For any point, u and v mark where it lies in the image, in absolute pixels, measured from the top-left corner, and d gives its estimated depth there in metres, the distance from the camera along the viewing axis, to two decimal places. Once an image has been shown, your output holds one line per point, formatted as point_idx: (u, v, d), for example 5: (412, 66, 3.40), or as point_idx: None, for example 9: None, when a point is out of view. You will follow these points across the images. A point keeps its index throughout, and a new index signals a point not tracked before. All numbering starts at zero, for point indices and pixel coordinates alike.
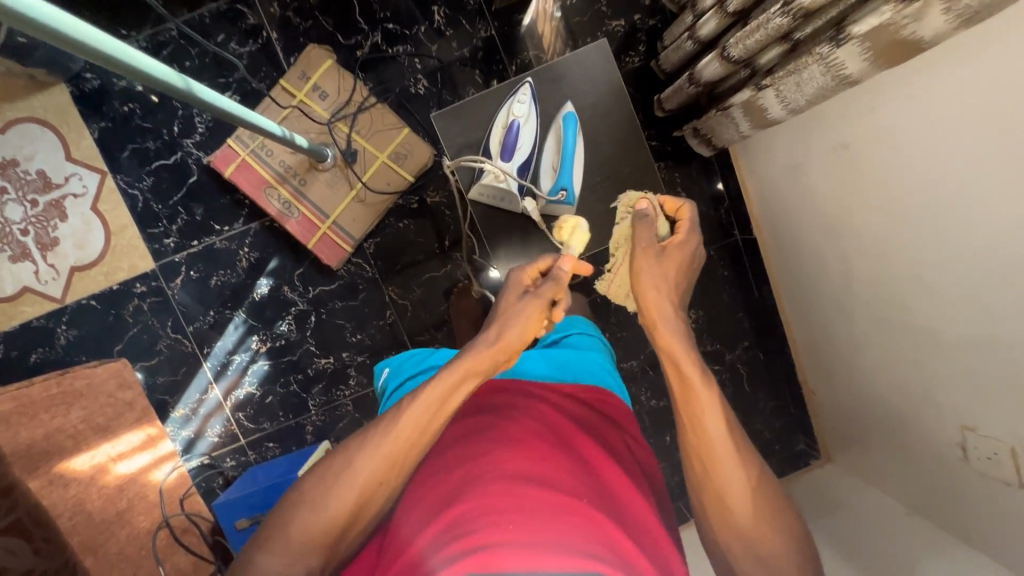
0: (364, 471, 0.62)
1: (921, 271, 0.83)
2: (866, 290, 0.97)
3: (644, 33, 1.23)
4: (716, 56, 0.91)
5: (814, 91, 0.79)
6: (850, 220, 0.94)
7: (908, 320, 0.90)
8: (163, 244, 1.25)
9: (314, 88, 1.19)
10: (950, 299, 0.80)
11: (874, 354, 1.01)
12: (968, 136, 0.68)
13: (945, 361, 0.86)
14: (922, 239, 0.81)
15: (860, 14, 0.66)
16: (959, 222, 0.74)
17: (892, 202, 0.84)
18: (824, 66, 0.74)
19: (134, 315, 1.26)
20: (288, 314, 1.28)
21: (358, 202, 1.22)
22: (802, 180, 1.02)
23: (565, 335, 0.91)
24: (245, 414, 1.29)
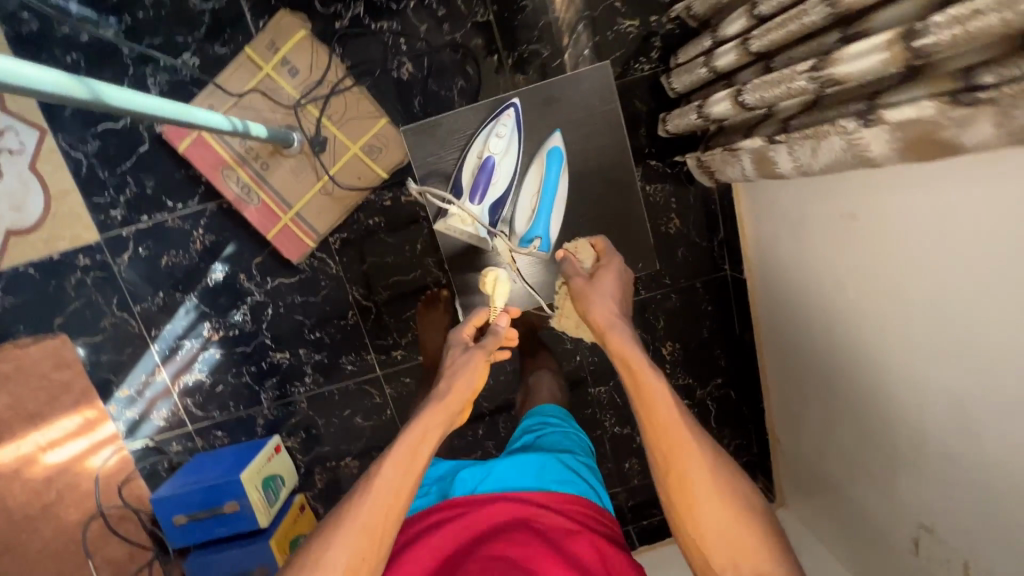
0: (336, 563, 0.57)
1: (906, 366, 0.77)
2: (844, 362, 0.92)
3: (659, 38, 1.10)
4: (730, 97, 0.80)
5: (830, 160, 0.70)
6: (841, 294, 0.88)
7: (883, 412, 0.85)
8: (109, 216, 1.14)
9: (283, 62, 1.06)
10: (931, 402, 0.75)
11: (843, 425, 0.98)
12: (973, 218, 0.61)
13: (912, 456, 0.81)
14: (915, 335, 0.74)
15: (896, 98, 0.56)
16: (954, 320, 0.68)
17: (887, 288, 0.77)
18: (846, 141, 0.64)
19: (76, 289, 1.17)
20: (243, 304, 1.20)
21: (325, 195, 1.12)
22: (803, 235, 0.94)
23: (549, 434, 0.87)
24: (193, 401, 1.24)
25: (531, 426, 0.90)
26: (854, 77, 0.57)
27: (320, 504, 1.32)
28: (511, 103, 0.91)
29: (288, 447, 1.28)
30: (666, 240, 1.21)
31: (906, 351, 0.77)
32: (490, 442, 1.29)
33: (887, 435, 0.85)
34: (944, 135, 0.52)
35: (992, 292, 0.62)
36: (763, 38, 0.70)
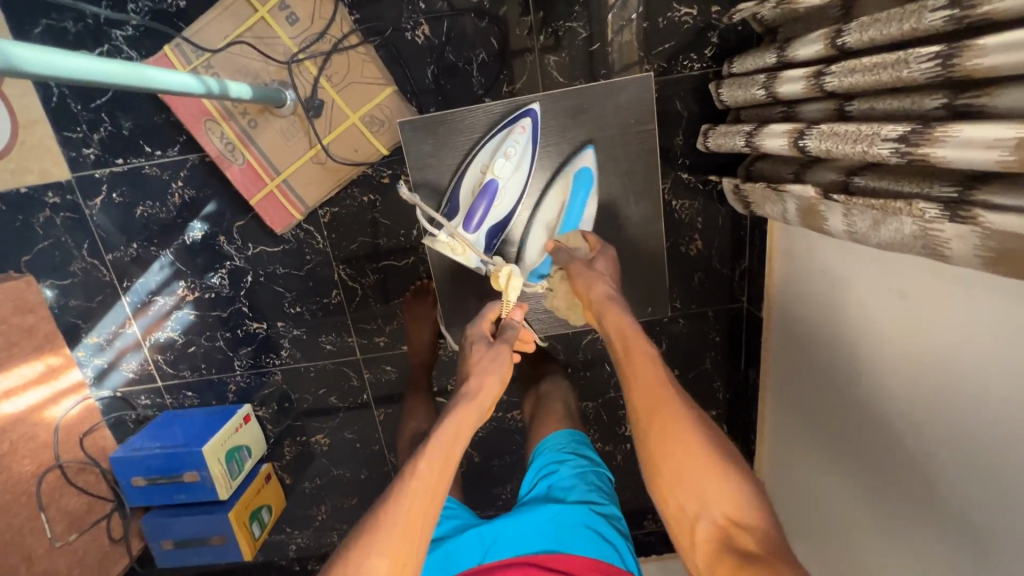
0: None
1: (926, 468, 0.69)
2: (851, 435, 0.84)
3: (716, 35, 0.95)
4: (786, 135, 0.68)
5: (892, 239, 0.59)
6: (858, 368, 0.80)
7: (874, 491, 0.80)
8: (81, 154, 1.04)
9: (282, 7, 0.93)
10: (945, 512, 0.67)
11: (835, 495, 0.90)
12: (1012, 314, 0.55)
13: (905, 555, 0.74)
14: (946, 439, 0.65)
15: (1003, 200, 0.45)
16: (974, 430, 0.62)
17: (910, 376, 0.70)
18: (920, 227, 0.53)
19: (44, 227, 1.09)
20: (221, 267, 1.12)
21: (316, 164, 1.01)
22: (837, 292, 0.83)
23: (565, 473, 0.78)
24: (164, 358, 1.19)
25: (544, 467, 0.80)
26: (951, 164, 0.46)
27: (287, 475, 1.28)
28: (528, 112, 0.83)
29: (259, 416, 1.23)
30: (684, 262, 1.11)
31: (931, 451, 0.68)
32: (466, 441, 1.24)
33: (883, 517, 0.78)
34: None
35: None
36: (843, 79, 0.57)
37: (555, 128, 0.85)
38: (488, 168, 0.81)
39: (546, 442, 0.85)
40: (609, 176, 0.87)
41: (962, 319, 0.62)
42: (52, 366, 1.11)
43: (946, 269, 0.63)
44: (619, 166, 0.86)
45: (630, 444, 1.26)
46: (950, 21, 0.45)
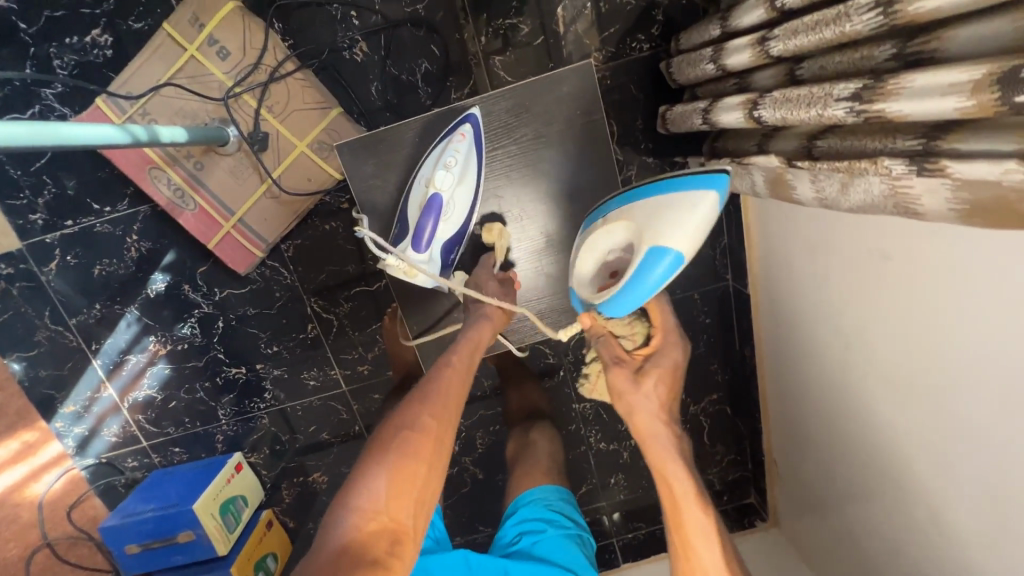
0: (418, 429, 0.60)
1: (941, 437, 0.65)
2: (855, 405, 0.80)
3: (661, 11, 0.91)
4: (740, 107, 0.65)
5: (863, 202, 0.55)
6: (851, 337, 0.77)
7: (877, 469, 0.79)
8: (29, 220, 1.01)
9: (210, 41, 0.89)
10: (965, 481, 0.63)
11: (846, 468, 0.87)
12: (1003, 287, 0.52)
13: (922, 524, 0.72)
14: (965, 410, 0.60)
15: (971, 144, 0.42)
16: (969, 405, 0.60)
17: (905, 347, 0.67)
18: (889, 185, 0.50)
19: (1, 300, 1.05)
20: (190, 317, 1.08)
21: (270, 199, 0.97)
22: (822, 259, 0.79)
23: (551, 530, 0.77)
24: (145, 417, 1.15)
25: (529, 522, 0.79)
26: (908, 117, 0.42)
27: (289, 518, 1.24)
28: (466, 119, 0.79)
29: (251, 463, 1.19)
30: None
31: (946, 420, 0.63)
32: (467, 459, 1.20)
33: (876, 505, 0.80)
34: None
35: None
36: (788, 43, 0.54)
37: (506, 129, 0.81)
38: (429, 182, 0.76)
39: (532, 496, 0.83)
40: (570, 171, 0.83)
41: (965, 279, 0.56)
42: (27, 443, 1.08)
43: (937, 225, 0.57)
44: (577, 161, 0.83)
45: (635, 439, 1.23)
46: None
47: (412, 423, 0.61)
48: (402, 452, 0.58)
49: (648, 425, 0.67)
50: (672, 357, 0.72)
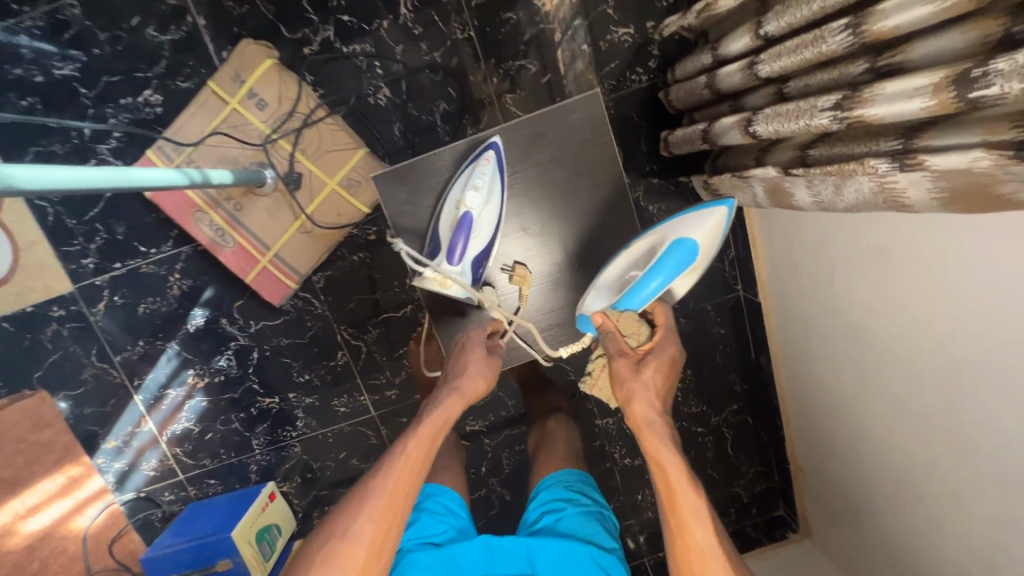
0: (354, 530, 0.61)
1: (958, 421, 0.67)
2: (871, 399, 0.83)
3: (657, 46, 1.00)
4: (737, 124, 0.71)
5: (857, 200, 0.60)
6: (861, 332, 0.81)
7: (897, 460, 0.81)
8: (81, 264, 1.09)
9: (250, 94, 0.98)
10: (984, 461, 0.65)
11: (873, 464, 0.88)
12: (992, 267, 0.57)
13: (952, 509, 0.73)
14: (978, 392, 0.63)
15: (941, 141, 0.47)
16: (975, 387, 0.63)
17: (911, 338, 0.70)
18: (876, 182, 0.55)
19: (52, 341, 1.12)
20: (227, 349, 1.14)
21: (303, 234, 1.05)
22: (826, 261, 0.84)
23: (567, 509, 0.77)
24: (183, 450, 1.19)
25: (549, 503, 0.80)
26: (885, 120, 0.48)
27: None
28: (491, 144, 0.86)
29: (283, 492, 1.22)
30: None
31: (961, 404, 0.66)
32: (493, 480, 1.22)
33: (903, 493, 0.82)
34: (1002, 190, 0.44)
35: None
36: (773, 64, 0.61)
37: (521, 157, 0.89)
38: (460, 202, 0.83)
39: (550, 480, 0.84)
40: (582, 193, 0.90)
41: (962, 265, 0.60)
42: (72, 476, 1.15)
43: (929, 217, 0.62)
44: (589, 182, 0.89)
45: None
46: None
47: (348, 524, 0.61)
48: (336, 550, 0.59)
49: (646, 414, 0.69)
50: (669, 353, 0.77)
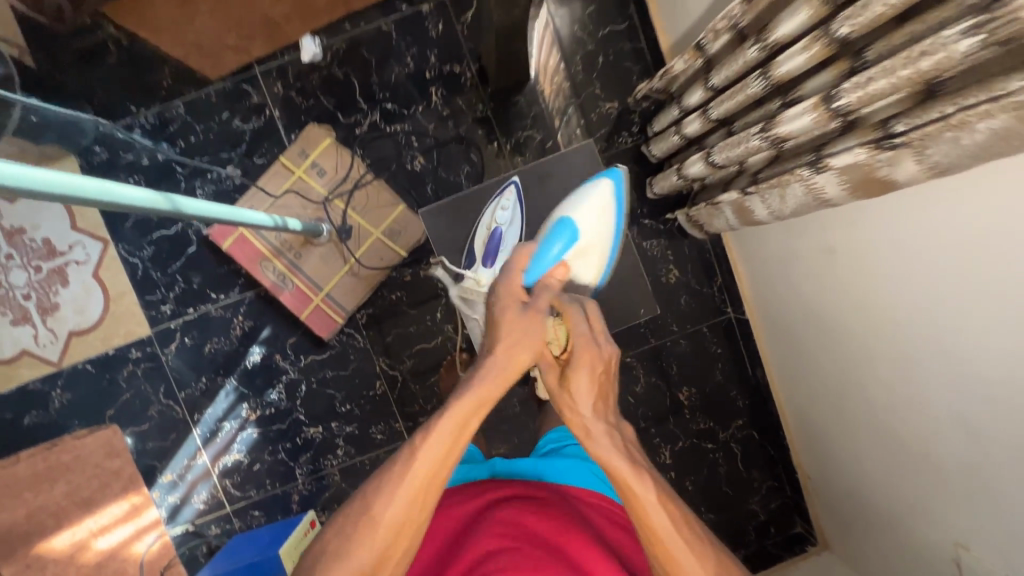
0: (384, 516, 0.58)
1: (922, 379, 0.80)
2: (859, 381, 0.95)
3: (637, 115, 1.25)
4: (702, 158, 0.91)
5: (798, 204, 0.76)
6: (836, 323, 0.95)
7: (894, 433, 0.91)
8: (160, 310, 1.27)
9: (312, 165, 1.22)
10: (959, 408, 0.76)
11: (871, 445, 0.98)
12: (913, 240, 0.73)
13: (951, 466, 0.82)
14: (930, 349, 0.77)
15: (837, 148, 0.63)
16: (931, 344, 0.76)
17: (874, 314, 0.85)
18: (805, 186, 0.71)
19: (127, 380, 1.27)
20: (278, 383, 1.29)
21: (351, 276, 1.24)
22: (798, 265, 1.00)
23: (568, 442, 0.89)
24: (232, 481, 1.29)
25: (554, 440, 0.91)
26: (797, 132, 0.66)
27: None
28: (511, 184, 1.07)
29: (322, 521, 1.29)
30: (668, 289, 1.29)
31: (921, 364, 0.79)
32: None
33: (907, 464, 0.91)
34: (879, 173, 0.59)
35: (998, 309, 0.65)
36: (720, 107, 0.81)
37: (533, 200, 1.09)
38: (491, 222, 1.05)
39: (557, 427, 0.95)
40: None
41: (893, 248, 0.77)
42: (135, 504, 1.21)
43: (863, 212, 0.80)
44: None
45: (674, 471, 1.32)
46: (761, 50, 0.69)
47: (377, 507, 0.58)
48: (368, 540, 0.57)
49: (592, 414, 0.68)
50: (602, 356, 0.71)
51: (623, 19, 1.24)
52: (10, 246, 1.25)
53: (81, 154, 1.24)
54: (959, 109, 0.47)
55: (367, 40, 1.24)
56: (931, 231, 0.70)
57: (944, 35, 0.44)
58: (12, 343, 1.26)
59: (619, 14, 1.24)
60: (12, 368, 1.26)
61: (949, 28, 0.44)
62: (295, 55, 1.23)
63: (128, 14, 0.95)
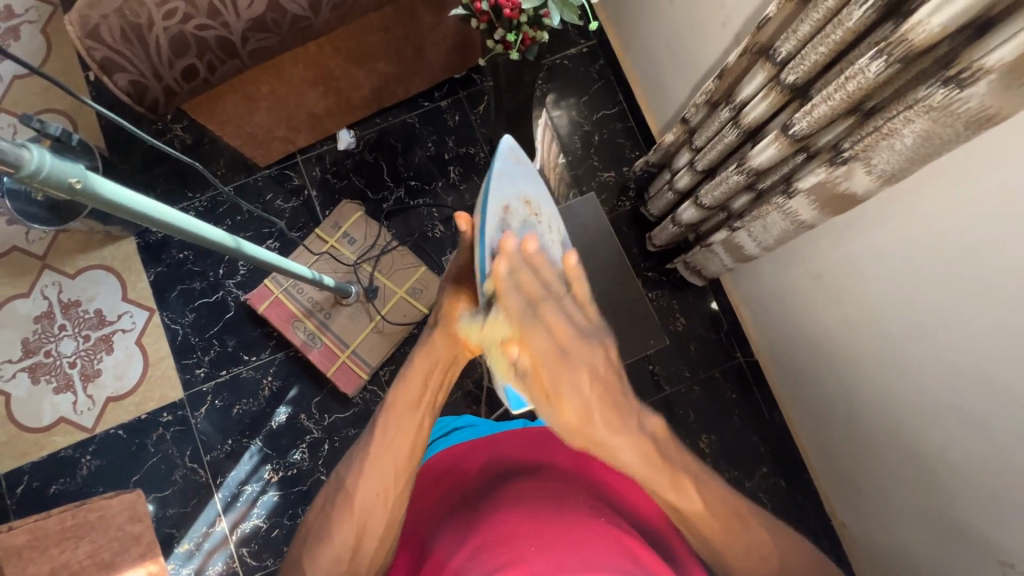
0: (358, 495, 0.67)
1: (927, 384, 0.85)
2: (873, 400, 0.97)
3: (633, 182, 1.41)
4: (691, 204, 1.02)
5: (782, 231, 0.85)
6: (840, 345, 1.00)
7: (917, 449, 0.92)
8: (194, 373, 1.34)
9: (344, 235, 1.36)
10: (968, 404, 0.79)
11: (895, 467, 0.98)
12: (892, 250, 0.82)
13: (979, 470, 0.82)
14: (929, 350, 0.82)
15: (802, 173, 0.73)
16: (930, 347, 0.82)
17: (872, 326, 0.91)
18: (782, 213, 0.80)
19: (155, 444, 1.30)
20: (302, 442, 1.31)
21: (377, 333, 1.32)
22: (795, 294, 1.08)
23: None
24: (249, 549, 1.26)
25: None
26: (768, 164, 0.78)
27: None
28: None
29: None
30: (678, 335, 1.33)
31: (922, 368, 0.84)
32: None
33: (937, 480, 0.90)
34: (841, 187, 0.69)
35: (976, 300, 0.72)
36: (702, 159, 0.94)
37: None
38: None
39: None
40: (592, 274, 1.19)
41: (875, 260, 0.85)
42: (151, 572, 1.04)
43: (842, 234, 0.89)
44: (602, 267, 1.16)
45: None
46: (731, 110, 0.83)
47: (351, 484, 0.68)
48: (346, 516, 0.66)
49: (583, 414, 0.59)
50: (588, 357, 0.60)
51: (613, 105, 1.45)
52: (64, 317, 1.35)
53: (139, 234, 1.39)
54: (886, 119, 0.59)
55: (393, 131, 1.44)
56: (904, 243, 0.79)
57: (862, 64, 0.58)
58: (51, 410, 1.31)
59: (609, 101, 1.45)
60: (47, 436, 1.30)
61: (864, 57, 0.57)
62: (332, 145, 1.43)
63: (202, 111, 1.08)
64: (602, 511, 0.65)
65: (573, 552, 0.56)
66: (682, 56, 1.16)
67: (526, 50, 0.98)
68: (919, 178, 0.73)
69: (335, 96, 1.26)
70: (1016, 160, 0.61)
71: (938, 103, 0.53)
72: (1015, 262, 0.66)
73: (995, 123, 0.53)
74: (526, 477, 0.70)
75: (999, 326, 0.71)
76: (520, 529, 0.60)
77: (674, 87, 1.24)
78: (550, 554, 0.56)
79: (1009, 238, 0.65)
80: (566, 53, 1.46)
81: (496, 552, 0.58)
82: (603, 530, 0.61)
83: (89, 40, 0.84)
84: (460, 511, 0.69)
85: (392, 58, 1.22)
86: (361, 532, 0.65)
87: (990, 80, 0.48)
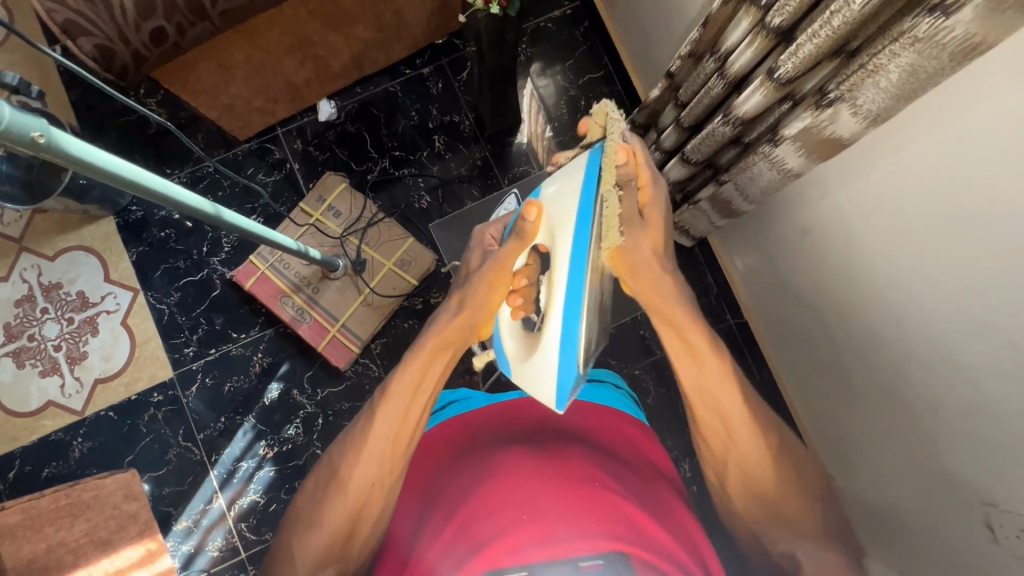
0: (352, 480, 0.66)
1: (911, 332, 0.86)
2: (864, 352, 0.97)
3: None
4: (678, 161, 1.00)
5: (771, 181, 0.85)
6: (830, 300, 1.00)
7: (905, 399, 0.93)
8: (183, 353, 1.32)
9: (328, 208, 1.33)
10: (956, 350, 0.80)
11: (883, 417, 1.00)
12: (879, 194, 0.82)
13: (968, 416, 0.83)
14: (920, 301, 0.82)
15: (789, 120, 0.72)
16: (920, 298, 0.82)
17: (862, 277, 0.91)
18: (770, 162, 0.80)
19: (147, 425, 1.30)
20: (296, 418, 1.31)
21: (366, 306, 1.30)
22: (786, 248, 1.07)
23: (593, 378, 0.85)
24: (247, 524, 1.27)
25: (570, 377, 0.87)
26: (754, 112, 0.77)
27: None
28: None
29: None
30: None
31: (910, 319, 0.85)
32: None
33: (928, 428, 0.91)
34: (828, 132, 0.69)
35: (963, 243, 0.72)
36: (688, 114, 0.92)
37: None
38: None
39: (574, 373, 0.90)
40: None
41: (860, 207, 0.86)
42: (150, 551, 1.06)
43: (827, 180, 0.90)
44: None
45: (696, 484, 1.26)
46: (716, 61, 0.81)
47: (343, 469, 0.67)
48: (340, 503, 0.65)
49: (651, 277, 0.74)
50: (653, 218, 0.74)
51: (600, 68, 1.42)
52: (45, 300, 1.33)
53: (118, 213, 1.35)
54: (871, 56, 0.58)
55: (375, 100, 1.41)
56: (889, 189, 0.79)
57: None
58: (39, 395, 1.30)
59: (595, 65, 1.42)
60: (36, 419, 1.29)
61: None
62: (313, 116, 1.40)
63: (174, 79, 1.04)
64: (595, 471, 0.66)
65: (558, 530, 0.59)
66: (669, 13, 1.14)
67: (506, 5, 0.95)
68: (906, 117, 0.73)
69: (313, 64, 1.22)
70: (1003, 92, 0.61)
71: (924, 34, 0.53)
72: (1004, 200, 0.65)
73: (980, 54, 0.52)
74: (514, 452, 0.68)
75: (983, 267, 0.71)
76: (507, 510, 0.61)
77: (661, 46, 1.22)
78: (539, 535, 0.59)
79: (989, 175, 0.66)
80: (549, 16, 1.43)
81: (483, 530, 0.61)
82: (590, 495, 0.63)
83: (50, 2, 0.80)
84: (446, 491, 0.67)
85: (370, 22, 1.18)
86: (352, 523, 0.65)
87: (975, 6, 0.48)
